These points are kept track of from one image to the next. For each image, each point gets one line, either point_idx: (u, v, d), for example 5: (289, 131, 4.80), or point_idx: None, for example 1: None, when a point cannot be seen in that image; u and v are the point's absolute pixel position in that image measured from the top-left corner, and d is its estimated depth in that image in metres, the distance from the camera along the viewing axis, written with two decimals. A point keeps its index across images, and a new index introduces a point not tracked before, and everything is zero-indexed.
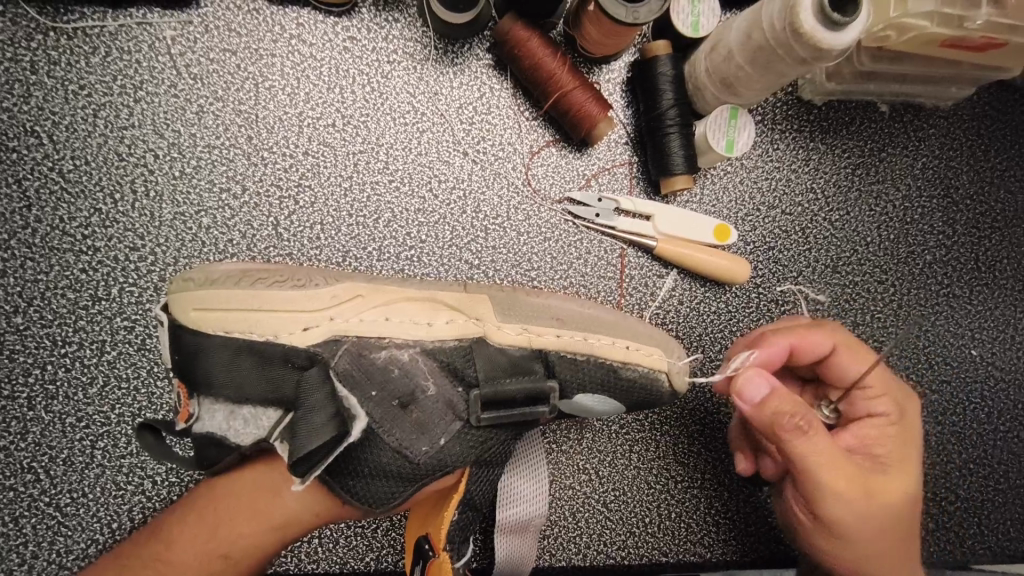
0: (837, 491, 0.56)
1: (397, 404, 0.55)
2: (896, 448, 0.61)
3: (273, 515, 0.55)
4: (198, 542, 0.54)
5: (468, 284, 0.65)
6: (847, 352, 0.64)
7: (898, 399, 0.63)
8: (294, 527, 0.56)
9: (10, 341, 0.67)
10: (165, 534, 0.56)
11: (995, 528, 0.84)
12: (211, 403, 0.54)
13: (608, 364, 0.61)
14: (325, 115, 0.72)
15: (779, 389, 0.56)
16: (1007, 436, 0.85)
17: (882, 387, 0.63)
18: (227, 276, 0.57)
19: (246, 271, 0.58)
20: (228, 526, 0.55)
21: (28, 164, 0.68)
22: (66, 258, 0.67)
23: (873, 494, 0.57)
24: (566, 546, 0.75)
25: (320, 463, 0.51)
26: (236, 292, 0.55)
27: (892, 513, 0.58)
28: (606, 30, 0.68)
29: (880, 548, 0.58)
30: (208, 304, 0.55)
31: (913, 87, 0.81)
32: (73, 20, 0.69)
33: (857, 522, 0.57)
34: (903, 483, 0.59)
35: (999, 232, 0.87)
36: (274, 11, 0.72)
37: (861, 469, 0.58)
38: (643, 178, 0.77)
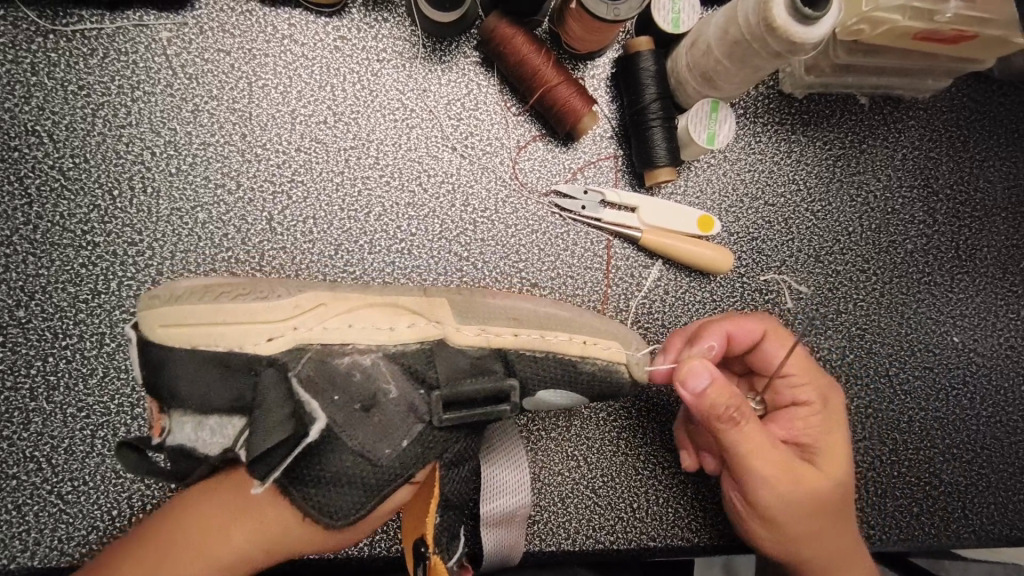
0: (765, 476, 0.59)
1: (360, 408, 0.56)
2: (826, 435, 0.63)
3: (228, 542, 0.54)
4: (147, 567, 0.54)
5: (429, 289, 0.67)
6: (774, 340, 0.67)
7: (825, 388, 0.66)
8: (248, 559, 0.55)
9: (13, 334, 0.68)
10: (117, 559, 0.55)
11: (979, 511, 0.86)
12: (181, 414, 0.57)
13: (568, 361, 0.62)
14: (316, 113, 0.74)
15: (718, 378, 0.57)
16: (990, 421, 0.87)
17: (807, 374, 0.66)
18: (190, 292, 0.59)
19: (209, 287, 0.60)
20: (182, 551, 0.54)
21: (29, 162, 0.70)
22: (67, 253, 0.69)
23: (800, 478, 0.60)
24: (556, 532, 0.77)
25: (278, 466, 0.53)
26: (196, 308, 0.57)
27: (820, 499, 0.60)
28: (589, 26, 0.70)
29: (809, 532, 0.61)
30: (173, 320, 0.57)
31: (891, 79, 0.83)
32: (71, 23, 0.71)
33: (786, 506, 0.59)
34: (832, 468, 0.62)
35: (978, 221, 0.88)
36: (266, 12, 0.74)
37: (789, 453, 0.60)
38: (628, 171, 0.79)
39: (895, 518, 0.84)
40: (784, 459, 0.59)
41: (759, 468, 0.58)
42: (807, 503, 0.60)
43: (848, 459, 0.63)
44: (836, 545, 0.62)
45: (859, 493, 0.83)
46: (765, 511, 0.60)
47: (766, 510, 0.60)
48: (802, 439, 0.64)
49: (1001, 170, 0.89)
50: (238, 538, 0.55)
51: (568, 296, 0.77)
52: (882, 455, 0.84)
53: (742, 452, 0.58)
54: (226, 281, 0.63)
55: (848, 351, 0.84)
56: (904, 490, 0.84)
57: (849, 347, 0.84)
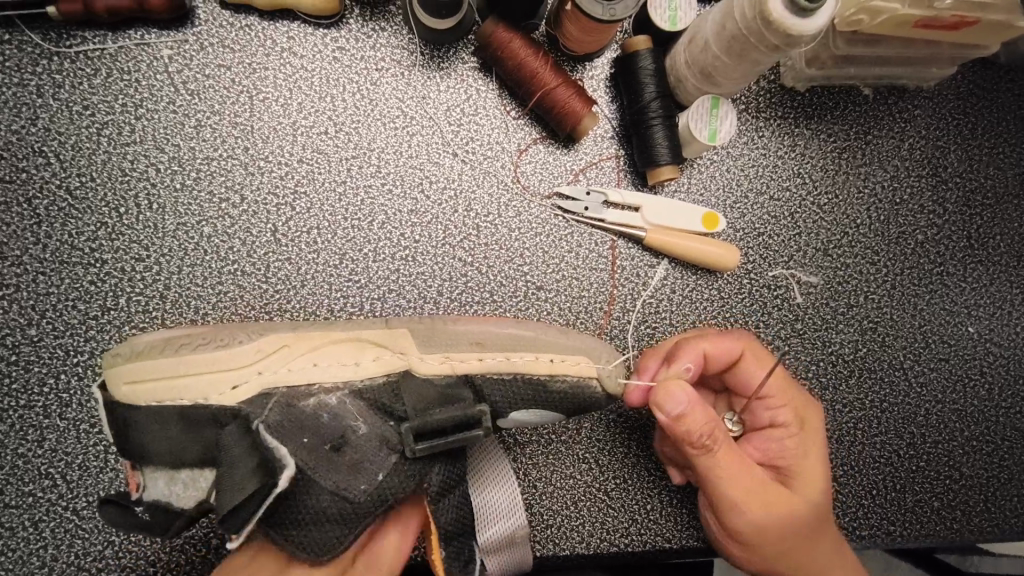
0: (740, 501, 0.58)
1: (330, 449, 0.56)
2: (803, 457, 0.63)
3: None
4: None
5: (391, 318, 0.65)
6: (751, 360, 0.65)
7: (803, 408, 0.65)
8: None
9: (26, 353, 0.69)
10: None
11: (1002, 505, 0.84)
12: (154, 470, 0.56)
13: (537, 382, 0.61)
14: (318, 124, 0.75)
15: (693, 403, 0.56)
16: (1009, 412, 0.85)
17: (785, 395, 0.65)
18: (151, 345, 0.58)
19: (173, 338, 0.59)
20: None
21: (37, 183, 0.71)
22: (76, 271, 0.70)
23: (774, 504, 0.59)
24: (570, 535, 0.76)
25: (252, 518, 0.52)
26: (158, 362, 0.57)
27: (795, 524, 0.60)
28: (586, 27, 0.70)
29: (786, 558, 0.60)
30: (137, 376, 0.56)
31: (895, 70, 0.82)
32: (74, 44, 0.72)
33: (761, 531, 0.59)
34: (808, 491, 0.61)
35: (990, 209, 0.87)
36: (265, 26, 0.75)
37: (765, 476, 0.60)
38: (631, 171, 0.79)
39: (916, 513, 0.82)
40: (759, 483, 0.59)
41: (734, 492, 0.58)
42: (784, 529, 0.59)
43: (826, 480, 0.63)
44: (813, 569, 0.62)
45: (877, 489, 0.82)
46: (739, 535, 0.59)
47: (742, 535, 0.59)
48: (779, 460, 0.63)
49: (1011, 156, 0.88)
50: None
51: (574, 298, 0.77)
52: (899, 449, 0.83)
53: (715, 475, 0.57)
54: (189, 328, 0.62)
55: (861, 345, 0.83)
56: (924, 484, 0.83)
57: (861, 341, 0.83)
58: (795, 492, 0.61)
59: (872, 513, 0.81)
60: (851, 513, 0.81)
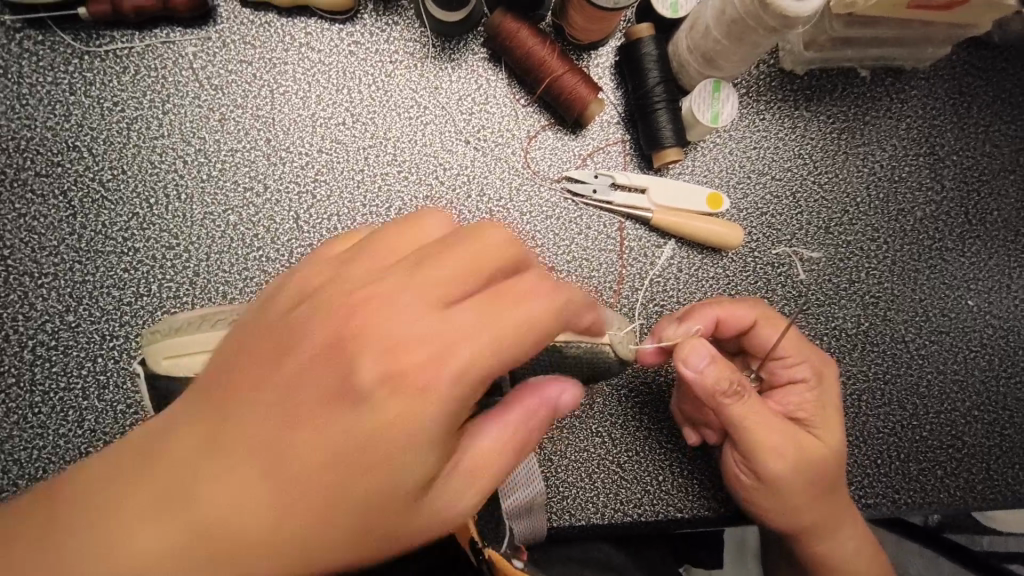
0: (765, 452, 0.62)
1: None
2: (821, 409, 0.66)
3: (267, 500, 0.43)
4: (129, 548, 0.43)
5: None
6: (766, 324, 0.68)
7: (819, 363, 0.68)
8: (291, 562, 0.43)
9: (64, 338, 0.72)
10: (83, 510, 0.45)
11: (1004, 472, 0.86)
12: None
13: (551, 346, 0.64)
14: (335, 115, 0.78)
15: (716, 359, 0.59)
16: (1009, 382, 0.88)
17: (802, 353, 0.68)
18: (189, 321, 0.62)
19: (208, 314, 0.62)
20: (174, 539, 0.43)
21: (71, 176, 0.74)
22: (110, 260, 0.74)
23: (798, 453, 0.63)
24: (585, 506, 0.79)
25: None
26: (195, 337, 0.60)
27: (818, 471, 0.63)
28: (590, 16, 0.73)
29: (810, 504, 0.64)
30: (174, 350, 0.60)
31: (891, 50, 0.85)
32: (104, 43, 0.75)
33: (785, 480, 0.62)
34: (827, 441, 0.65)
35: (987, 185, 0.90)
36: (284, 22, 0.78)
37: (787, 428, 0.63)
38: (636, 155, 0.82)
39: (921, 482, 0.85)
40: (781, 434, 0.62)
41: (760, 443, 0.61)
42: (808, 475, 0.63)
43: (841, 430, 0.66)
44: (835, 515, 0.66)
45: (881, 458, 0.84)
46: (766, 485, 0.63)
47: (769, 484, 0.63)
48: (797, 413, 0.66)
49: (1007, 134, 0.90)
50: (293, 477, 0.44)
51: (585, 278, 0.80)
52: (903, 419, 0.85)
53: (742, 427, 0.61)
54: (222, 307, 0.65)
55: (864, 320, 0.86)
56: (927, 453, 0.85)
57: (864, 316, 0.86)
58: (817, 441, 0.64)
59: (878, 482, 0.84)
60: (858, 482, 0.83)
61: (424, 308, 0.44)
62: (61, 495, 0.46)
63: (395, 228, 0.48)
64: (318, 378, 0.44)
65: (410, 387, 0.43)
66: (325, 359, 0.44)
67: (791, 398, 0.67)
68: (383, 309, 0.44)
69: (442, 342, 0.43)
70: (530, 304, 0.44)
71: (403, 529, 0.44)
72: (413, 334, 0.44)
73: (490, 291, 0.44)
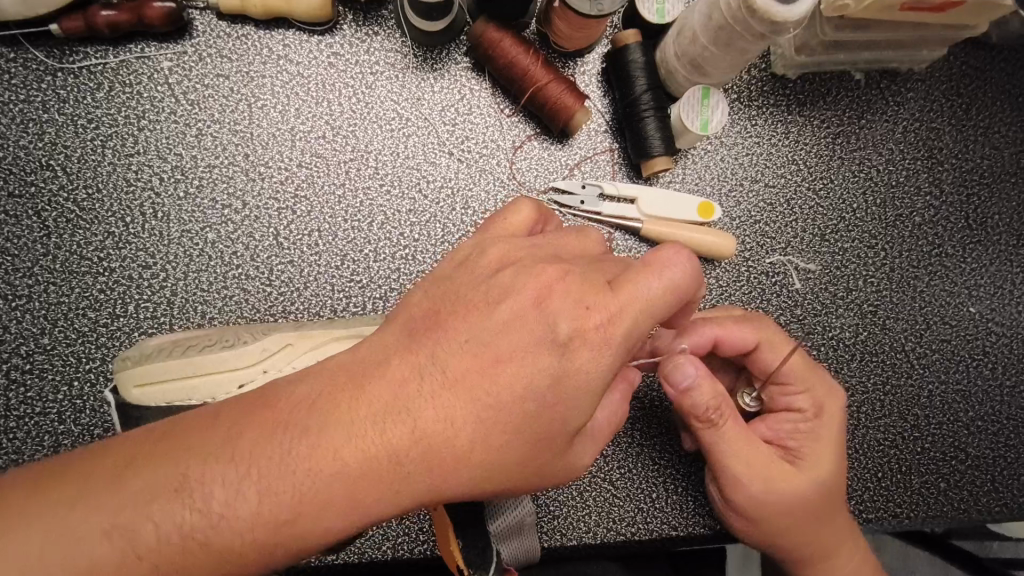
0: (743, 479, 0.60)
1: None
2: (816, 444, 0.63)
3: (443, 451, 0.44)
4: (291, 491, 0.42)
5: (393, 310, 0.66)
6: (769, 347, 0.64)
7: (822, 395, 0.64)
8: (448, 496, 0.45)
9: (40, 361, 0.71)
10: (225, 458, 0.42)
11: (1010, 484, 0.84)
12: None
13: None
14: (315, 128, 0.77)
15: (703, 380, 0.57)
16: (1014, 391, 0.85)
17: (805, 382, 0.64)
18: (160, 347, 0.61)
19: (180, 339, 0.62)
20: (347, 479, 0.42)
21: (46, 196, 0.73)
22: (86, 281, 0.72)
23: (781, 485, 0.60)
24: (576, 526, 0.77)
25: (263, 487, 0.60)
26: (168, 364, 0.59)
27: (803, 505, 0.61)
28: (574, 23, 0.71)
29: (787, 534, 0.62)
30: (146, 377, 0.59)
31: (885, 53, 0.83)
32: (77, 60, 0.74)
33: (763, 509, 0.60)
34: (819, 475, 0.62)
35: (987, 188, 0.87)
36: (261, 34, 0.76)
37: (773, 457, 0.61)
38: (624, 164, 0.80)
39: (922, 495, 0.82)
40: (765, 464, 0.60)
41: (734, 468, 0.60)
42: (786, 508, 0.61)
43: (837, 466, 0.63)
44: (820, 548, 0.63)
45: (882, 471, 0.82)
46: (742, 512, 0.61)
47: (741, 509, 0.61)
48: (790, 444, 0.63)
49: (1007, 135, 0.88)
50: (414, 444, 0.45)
51: None
52: (904, 431, 0.83)
53: (720, 451, 0.60)
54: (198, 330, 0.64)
55: (862, 329, 0.83)
56: (929, 465, 0.83)
57: (862, 325, 0.83)
58: (803, 475, 0.61)
59: (879, 496, 0.81)
60: (858, 497, 0.81)
61: (588, 280, 0.47)
62: (191, 445, 0.43)
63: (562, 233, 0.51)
64: (510, 328, 0.46)
65: (592, 339, 0.45)
66: (518, 312, 0.46)
67: (784, 425, 0.64)
68: (560, 277, 0.46)
69: (617, 301, 0.46)
70: (675, 273, 0.46)
71: (550, 470, 0.47)
72: (591, 291, 0.46)
73: (643, 266, 0.47)
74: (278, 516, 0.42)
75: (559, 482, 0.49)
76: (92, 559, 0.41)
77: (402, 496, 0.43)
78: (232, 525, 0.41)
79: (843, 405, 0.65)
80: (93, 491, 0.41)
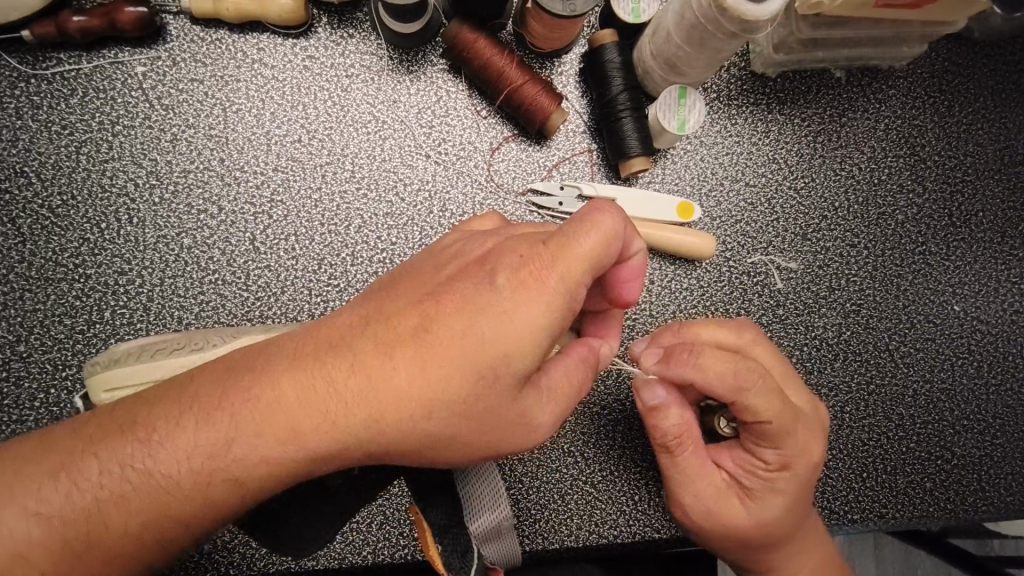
0: (687, 506, 0.63)
1: None
2: (770, 491, 0.61)
3: (378, 391, 0.45)
4: (229, 421, 0.45)
5: None
6: (745, 405, 0.59)
7: (792, 454, 0.61)
8: (383, 440, 0.46)
9: (16, 368, 0.70)
10: (175, 400, 0.46)
11: (997, 483, 0.82)
12: None
13: None
14: (291, 132, 0.76)
15: (668, 406, 0.60)
16: (1000, 389, 0.84)
17: (777, 440, 0.60)
18: (128, 352, 0.63)
19: (148, 343, 0.64)
20: (280, 410, 0.45)
21: (20, 203, 0.73)
22: (61, 287, 0.72)
23: (723, 519, 0.62)
24: (558, 529, 0.75)
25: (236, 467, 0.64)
26: (132, 368, 0.61)
27: (745, 537, 0.63)
28: (547, 24, 0.71)
29: (727, 552, 0.65)
30: (115, 384, 0.61)
31: (863, 50, 0.83)
32: (51, 66, 0.74)
33: (703, 534, 0.64)
34: (767, 517, 0.62)
35: (971, 185, 0.87)
36: (235, 39, 0.76)
37: (721, 490, 0.62)
38: (604, 164, 0.79)
39: (909, 495, 0.80)
40: (712, 496, 0.62)
41: (680, 491, 0.63)
42: (725, 535, 0.63)
43: (791, 513, 0.62)
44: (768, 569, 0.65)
45: (867, 472, 0.80)
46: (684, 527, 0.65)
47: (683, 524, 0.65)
48: (745, 482, 0.62)
49: (989, 131, 0.87)
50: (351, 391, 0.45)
51: None
52: (889, 431, 0.81)
53: (670, 473, 0.63)
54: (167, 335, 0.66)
55: (844, 329, 0.82)
56: (915, 465, 0.81)
57: (845, 324, 0.82)
58: (748, 514, 0.62)
59: (864, 496, 0.79)
60: (842, 497, 0.79)
61: (530, 236, 0.49)
62: (151, 393, 0.47)
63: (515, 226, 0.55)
64: (450, 282, 0.48)
65: (522, 287, 0.46)
66: (457, 270, 0.49)
67: (746, 466, 0.63)
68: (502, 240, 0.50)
69: (546, 255, 0.47)
70: (605, 222, 0.47)
71: (490, 421, 0.47)
72: (523, 246, 0.48)
73: (574, 220, 0.47)
74: (215, 444, 0.45)
75: (505, 439, 0.48)
76: (49, 495, 0.45)
77: (337, 429, 0.45)
78: (175, 455, 0.45)
79: (814, 461, 0.62)
80: (61, 435, 0.46)
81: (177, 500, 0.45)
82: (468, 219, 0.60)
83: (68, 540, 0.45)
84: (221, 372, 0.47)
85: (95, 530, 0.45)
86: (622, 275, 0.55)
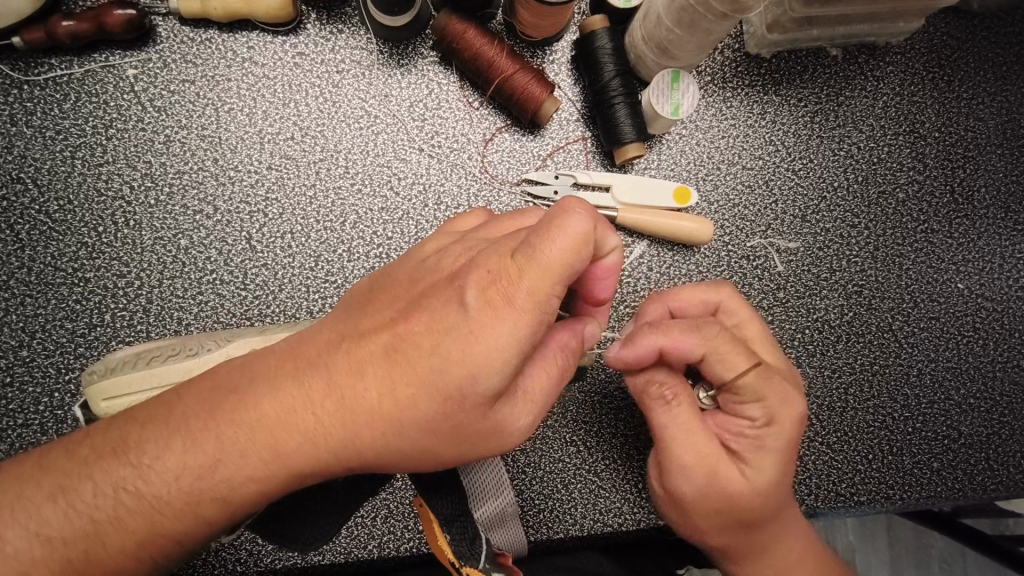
0: (675, 466, 0.60)
1: None
2: (756, 454, 0.59)
3: (353, 411, 0.45)
4: (214, 442, 0.45)
5: None
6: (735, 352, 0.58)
7: (778, 406, 0.58)
8: (366, 454, 0.46)
9: (20, 373, 0.71)
10: (161, 422, 0.46)
11: (1005, 461, 0.81)
12: None
13: None
14: (283, 130, 0.76)
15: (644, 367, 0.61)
16: (1007, 366, 0.83)
17: (761, 391, 0.58)
18: (124, 360, 0.64)
19: (142, 351, 0.65)
20: (264, 432, 0.45)
21: (18, 210, 0.73)
22: (60, 292, 0.72)
23: (713, 482, 0.59)
24: (563, 518, 0.75)
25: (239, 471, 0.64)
26: (133, 377, 0.62)
27: (739, 506, 0.59)
28: (536, 12, 0.70)
29: (714, 526, 0.61)
30: (111, 392, 0.62)
31: (860, 27, 0.82)
32: (42, 72, 0.74)
33: (697, 499, 0.60)
34: (751, 482, 0.59)
35: (972, 160, 0.85)
36: (225, 38, 0.76)
37: (712, 455, 0.59)
38: (598, 152, 0.79)
39: (916, 476, 0.79)
40: (700, 459, 0.59)
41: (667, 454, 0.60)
42: (714, 501, 0.59)
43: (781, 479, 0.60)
44: (749, 548, 0.62)
45: (873, 453, 0.79)
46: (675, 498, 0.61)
47: (676, 495, 0.61)
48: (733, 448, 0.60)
49: (990, 105, 0.86)
50: (328, 412, 0.45)
51: None
52: (895, 412, 0.80)
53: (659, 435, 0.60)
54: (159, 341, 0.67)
55: (847, 310, 0.81)
56: (921, 446, 0.80)
57: (847, 305, 0.82)
58: (738, 478, 0.59)
59: (870, 479, 0.78)
60: (848, 480, 0.78)
61: (500, 245, 0.46)
62: (139, 414, 0.47)
63: (498, 223, 0.52)
64: (424, 297, 0.47)
65: (491, 307, 0.44)
66: (432, 283, 0.47)
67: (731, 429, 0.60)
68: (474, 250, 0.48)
69: (512, 270, 0.43)
70: (574, 225, 0.41)
71: (467, 435, 0.46)
72: (492, 257, 0.45)
73: (539, 226, 0.42)
74: (202, 464, 0.45)
75: (483, 449, 0.48)
76: (48, 517, 0.45)
77: (321, 445, 0.45)
78: (165, 477, 0.45)
79: (798, 416, 0.59)
80: (56, 458, 0.47)
81: (170, 519, 0.46)
82: (454, 217, 0.58)
83: (68, 561, 0.45)
84: (207, 395, 0.47)
85: (94, 550, 0.46)
86: (596, 274, 0.52)
